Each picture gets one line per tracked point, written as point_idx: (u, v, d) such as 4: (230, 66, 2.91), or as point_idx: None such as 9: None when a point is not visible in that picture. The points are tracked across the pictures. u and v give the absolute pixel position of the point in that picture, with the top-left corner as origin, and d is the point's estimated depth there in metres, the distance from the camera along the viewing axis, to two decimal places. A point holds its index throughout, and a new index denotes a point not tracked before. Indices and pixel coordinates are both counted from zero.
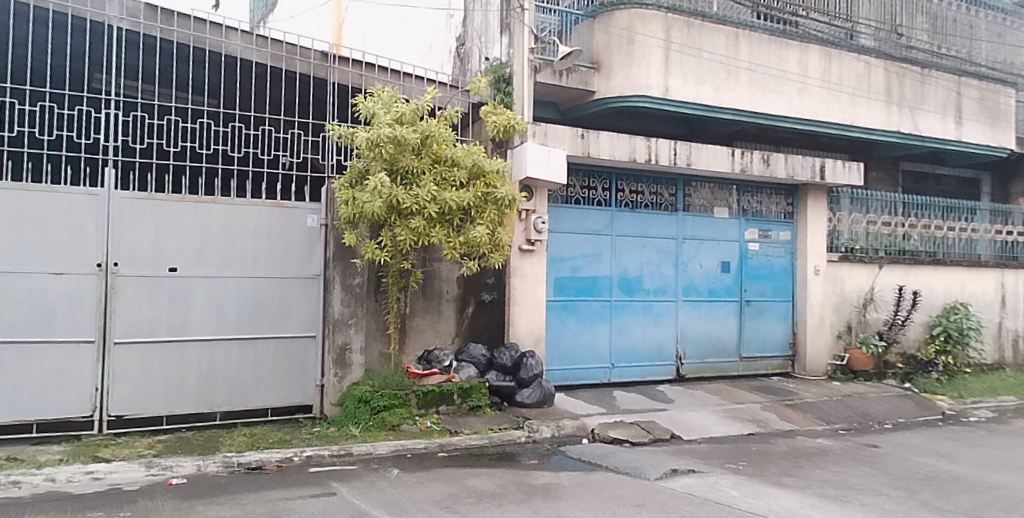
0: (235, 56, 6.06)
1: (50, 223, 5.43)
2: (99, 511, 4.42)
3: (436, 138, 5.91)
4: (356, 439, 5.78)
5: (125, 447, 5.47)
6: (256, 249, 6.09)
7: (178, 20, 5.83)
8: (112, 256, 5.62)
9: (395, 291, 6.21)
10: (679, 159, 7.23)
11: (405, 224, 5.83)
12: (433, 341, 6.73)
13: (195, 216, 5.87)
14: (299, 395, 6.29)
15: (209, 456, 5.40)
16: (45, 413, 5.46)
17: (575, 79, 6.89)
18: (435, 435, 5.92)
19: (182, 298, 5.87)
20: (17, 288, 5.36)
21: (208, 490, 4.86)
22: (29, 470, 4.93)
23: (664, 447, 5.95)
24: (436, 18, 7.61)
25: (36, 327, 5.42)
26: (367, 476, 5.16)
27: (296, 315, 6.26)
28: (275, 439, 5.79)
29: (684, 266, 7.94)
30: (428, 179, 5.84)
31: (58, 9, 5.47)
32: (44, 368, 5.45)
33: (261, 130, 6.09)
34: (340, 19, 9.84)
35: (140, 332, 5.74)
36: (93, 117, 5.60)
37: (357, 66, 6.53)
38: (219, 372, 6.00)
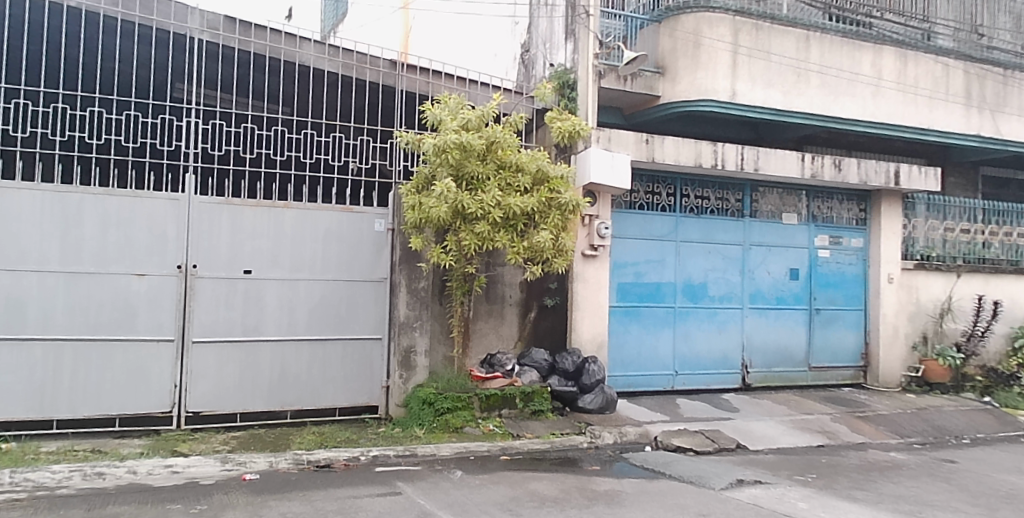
0: (308, 65, 6.28)
1: (134, 227, 5.70)
2: (178, 503, 4.62)
3: (502, 144, 5.98)
4: (420, 440, 5.87)
5: (201, 442, 5.70)
6: (326, 252, 6.26)
7: (255, 31, 6.06)
8: (191, 258, 5.86)
9: (459, 295, 6.28)
10: (747, 164, 7.12)
11: (470, 229, 5.91)
12: (496, 344, 6.79)
13: (268, 220, 6.06)
14: (365, 396, 6.43)
15: (280, 453, 5.57)
16: (128, 408, 5.73)
17: (640, 84, 6.83)
18: (497, 439, 5.96)
19: (256, 299, 6.07)
20: (103, 288, 5.64)
21: (279, 486, 5.01)
22: (113, 462, 5.19)
23: (729, 457, 5.85)
24: (503, 25, 7.62)
25: (120, 326, 5.69)
26: (431, 477, 5.24)
27: (363, 317, 6.40)
28: (343, 438, 5.93)
29: (751, 272, 7.79)
30: (493, 185, 5.91)
31: (143, 22, 5.74)
32: (127, 365, 5.71)
33: (331, 137, 6.26)
34: (408, 27, 10.03)
35: (216, 332, 5.95)
36: (175, 124, 5.82)
37: (424, 74, 6.67)
38: (290, 371, 6.18)
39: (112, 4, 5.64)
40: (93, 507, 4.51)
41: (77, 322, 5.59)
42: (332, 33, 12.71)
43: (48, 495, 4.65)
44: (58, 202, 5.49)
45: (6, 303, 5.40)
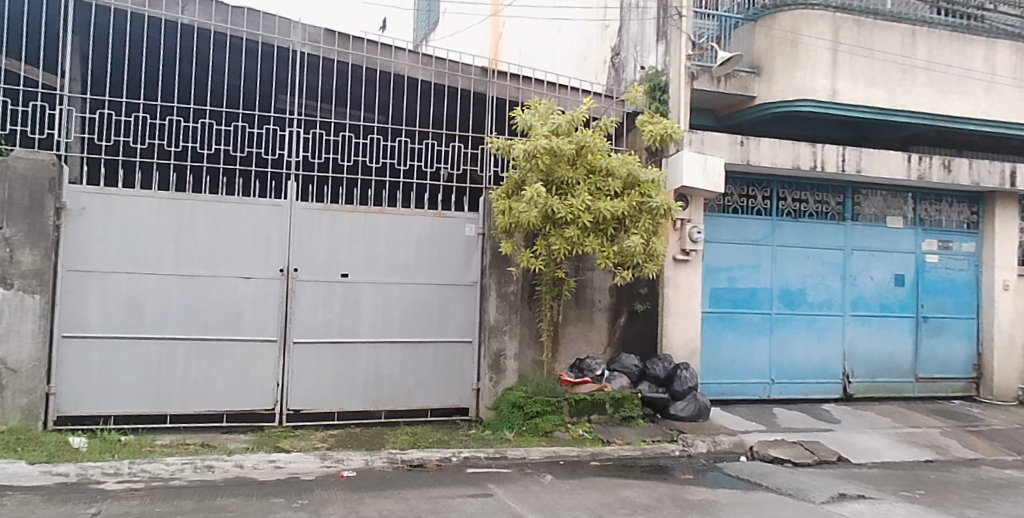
0: (402, 74, 6.36)
1: (241, 232, 5.97)
2: (281, 497, 4.82)
3: (591, 149, 5.98)
4: (511, 443, 5.91)
5: (302, 439, 5.92)
6: (419, 256, 6.39)
7: (353, 42, 6.20)
8: (293, 262, 6.09)
9: (549, 299, 6.30)
10: (848, 165, 6.87)
11: (560, 233, 5.92)
12: (586, 349, 6.75)
13: (365, 225, 6.24)
14: (456, 398, 6.52)
15: (376, 451, 5.72)
16: (234, 406, 6.00)
17: (734, 85, 6.69)
18: (587, 444, 5.94)
19: (353, 302, 6.25)
20: (213, 290, 5.94)
21: (375, 484, 5.15)
22: (221, 456, 5.46)
23: (830, 470, 5.63)
24: (592, 29, 7.59)
25: (227, 326, 5.98)
26: (522, 481, 5.27)
27: (454, 321, 6.50)
28: (435, 439, 6.04)
29: (852, 278, 7.49)
30: (583, 189, 5.92)
31: (249, 37, 5.92)
32: (233, 364, 5.99)
33: (424, 144, 6.38)
34: (498, 35, 10.15)
35: (316, 333, 6.17)
36: (278, 134, 6.04)
37: (514, 80, 6.69)
38: (385, 372, 6.34)
39: (222, 21, 5.83)
40: (203, 498, 4.76)
41: (189, 323, 5.90)
42: (424, 42, 13.05)
43: (162, 485, 4.93)
44: (172, 209, 5.82)
45: (126, 304, 5.76)
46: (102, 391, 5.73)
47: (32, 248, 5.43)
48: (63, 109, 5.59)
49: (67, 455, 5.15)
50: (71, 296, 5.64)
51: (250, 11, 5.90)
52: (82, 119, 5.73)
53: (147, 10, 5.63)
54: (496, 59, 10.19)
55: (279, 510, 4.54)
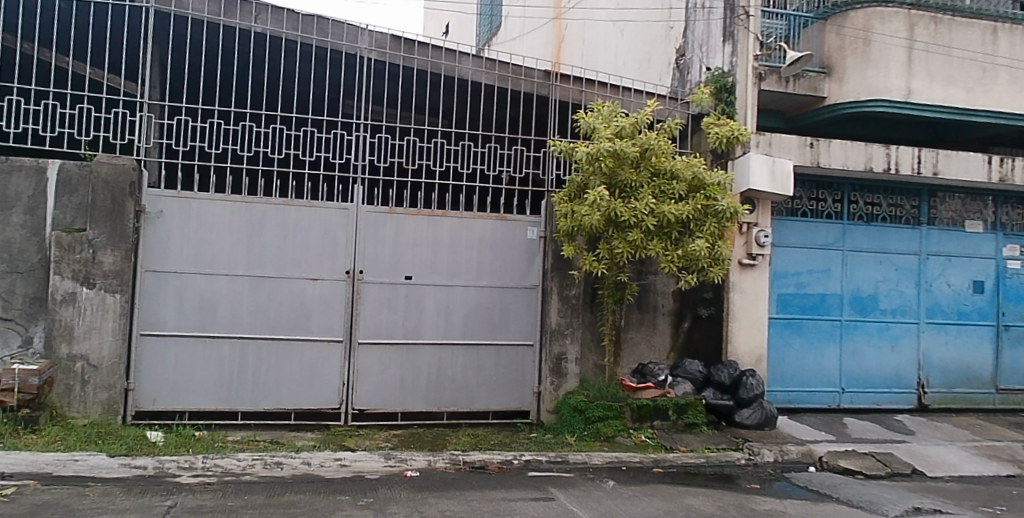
0: (466, 79, 6.39)
1: (309, 234, 6.10)
2: (347, 495, 4.90)
3: (656, 151, 5.90)
4: (573, 447, 5.88)
5: (366, 439, 6.01)
6: (481, 259, 6.42)
7: (418, 48, 6.23)
8: (358, 264, 6.19)
9: (611, 303, 6.25)
10: (924, 168, 6.67)
11: (623, 236, 5.88)
12: (649, 355, 6.67)
13: (428, 228, 6.31)
14: (517, 400, 6.53)
15: (438, 452, 5.77)
16: (301, 404, 6.14)
17: (803, 85, 6.53)
18: (650, 450, 5.87)
19: (416, 304, 6.32)
20: (282, 290, 6.08)
21: (438, 485, 5.19)
22: (289, 453, 5.58)
23: (904, 483, 5.42)
24: (655, 30, 7.51)
25: (296, 326, 6.11)
26: (584, 485, 5.23)
27: (516, 323, 6.51)
28: (496, 442, 6.06)
29: (928, 284, 7.22)
30: (647, 192, 5.86)
31: (319, 44, 6.05)
32: (301, 363, 6.12)
33: (487, 147, 6.40)
34: (561, 38, 10.15)
35: (380, 334, 6.26)
36: (346, 138, 6.15)
37: (578, 82, 6.60)
38: (447, 374, 6.39)
39: (293, 28, 5.96)
40: (272, 494, 4.88)
41: (259, 322, 6.06)
42: (485, 47, 13.18)
43: (234, 481, 5.06)
44: (244, 211, 5.98)
45: (201, 304, 5.95)
46: (178, 387, 5.93)
47: (113, 250, 5.65)
48: (142, 116, 5.79)
49: (144, 449, 5.34)
50: (149, 295, 5.85)
51: (320, 18, 6.02)
52: (160, 126, 5.92)
53: (222, 19, 5.81)
54: (558, 62, 10.20)
55: (345, 507, 4.62)
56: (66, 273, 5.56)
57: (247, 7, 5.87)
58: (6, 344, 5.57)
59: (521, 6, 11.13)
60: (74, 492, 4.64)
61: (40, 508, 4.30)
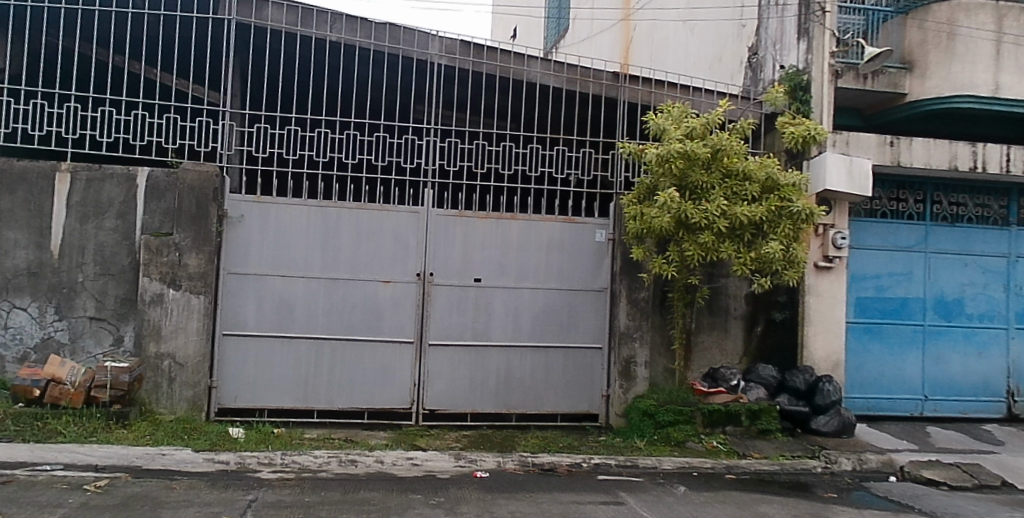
0: (534, 83, 6.41)
1: (381, 237, 6.23)
2: (418, 494, 4.98)
3: (728, 152, 5.81)
4: (642, 452, 5.84)
5: (437, 439, 6.10)
6: (549, 261, 6.44)
7: (487, 52, 6.29)
8: (429, 267, 6.29)
9: (681, 306, 6.17)
10: (1013, 166, 6.44)
11: (694, 238, 5.81)
12: (720, 359, 6.58)
13: (497, 231, 6.36)
14: (586, 403, 6.53)
15: (508, 453, 5.81)
16: (374, 404, 6.27)
17: (883, 82, 6.31)
18: (722, 456, 5.78)
19: (485, 306, 6.38)
20: (356, 292, 6.23)
21: (509, 486, 5.23)
22: (363, 451, 5.71)
23: (992, 495, 5.18)
24: (728, 28, 7.37)
25: (368, 327, 6.25)
26: (654, 490, 5.18)
27: (584, 326, 6.50)
28: (565, 444, 6.06)
29: (1018, 287, 6.89)
30: (719, 194, 5.76)
31: (391, 51, 6.18)
32: (373, 364, 6.25)
33: (556, 150, 6.40)
34: (628, 39, 10.09)
35: (450, 336, 6.34)
36: (417, 143, 6.25)
37: (647, 83, 6.55)
38: (516, 376, 6.43)
39: (365, 36, 6.11)
40: (347, 491, 5.01)
41: (334, 323, 6.21)
42: (550, 50, 13.21)
43: (311, 477, 5.22)
44: (319, 215, 6.14)
45: (279, 305, 6.14)
46: (257, 385, 6.13)
47: (198, 253, 5.88)
48: (224, 124, 5.99)
49: (227, 444, 5.55)
50: (231, 296, 6.07)
51: (392, 26, 6.15)
52: (241, 133, 6.12)
53: (299, 29, 6.01)
54: (627, 64, 10.14)
55: (417, 506, 4.69)
56: (155, 275, 5.81)
57: (323, 17, 6.06)
58: (99, 343, 5.87)
59: (590, 10, 11.13)
60: (162, 485, 4.86)
61: (131, 500, 4.52)
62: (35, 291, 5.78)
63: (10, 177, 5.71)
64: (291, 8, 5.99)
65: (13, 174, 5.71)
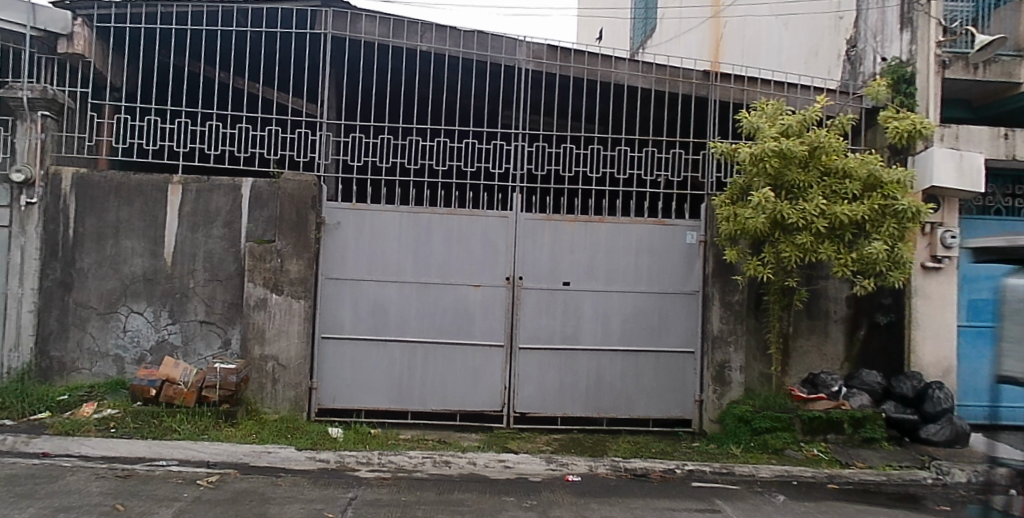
0: (622, 84, 6.36)
1: (471, 242, 6.32)
2: (511, 496, 4.99)
3: (826, 149, 5.59)
4: (738, 459, 5.70)
5: (528, 442, 6.13)
6: (639, 264, 6.37)
7: (574, 56, 6.28)
8: (518, 270, 6.33)
9: (777, 309, 5.99)
10: None
11: (790, 239, 5.60)
12: (819, 364, 6.36)
13: (586, 235, 6.34)
14: (679, 409, 6.44)
15: (599, 458, 5.78)
16: (466, 407, 6.36)
17: (996, 71, 6.01)
18: (824, 465, 5.57)
19: (574, 309, 6.37)
20: (447, 296, 6.33)
21: (601, 491, 5.18)
22: (457, 452, 5.80)
23: None
24: (824, 21, 7.14)
25: (459, 331, 6.35)
26: (752, 498, 5.03)
27: (675, 329, 6.41)
28: (658, 450, 5.99)
29: None
30: (817, 193, 5.55)
31: (478, 59, 6.26)
32: (465, 366, 6.35)
33: (644, 152, 6.33)
34: (717, 36, 9.91)
35: (540, 339, 6.36)
36: (505, 148, 6.28)
37: (740, 81, 6.38)
38: (606, 380, 6.39)
39: (454, 45, 6.23)
40: (441, 491, 5.08)
41: (427, 326, 6.33)
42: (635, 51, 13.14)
43: (407, 477, 5.33)
44: (411, 221, 6.28)
45: (374, 309, 6.31)
46: (355, 387, 6.33)
47: (298, 259, 6.11)
48: (321, 135, 6.20)
49: (327, 443, 5.74)
50: (328, 301, 6.28)
51: (480, 33, 6.22)
52: (337, 143, 6.32)
53: (390, 40, 6.18)
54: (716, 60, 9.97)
55: (511, 508, 4.72)
56: (259, 281, 6.07)
57: (413, 27, 6.20)
58: (209, 345, 6.16)
59: (677, 7, 10.91)
60: (268, 481, 5.07)
61: (240, 495, 4.73)
62: (150, 296, 6.11)
63: (128, 189, 6.07)
64: (384, 20, 6.15)
65: (130, 187, 6.07)
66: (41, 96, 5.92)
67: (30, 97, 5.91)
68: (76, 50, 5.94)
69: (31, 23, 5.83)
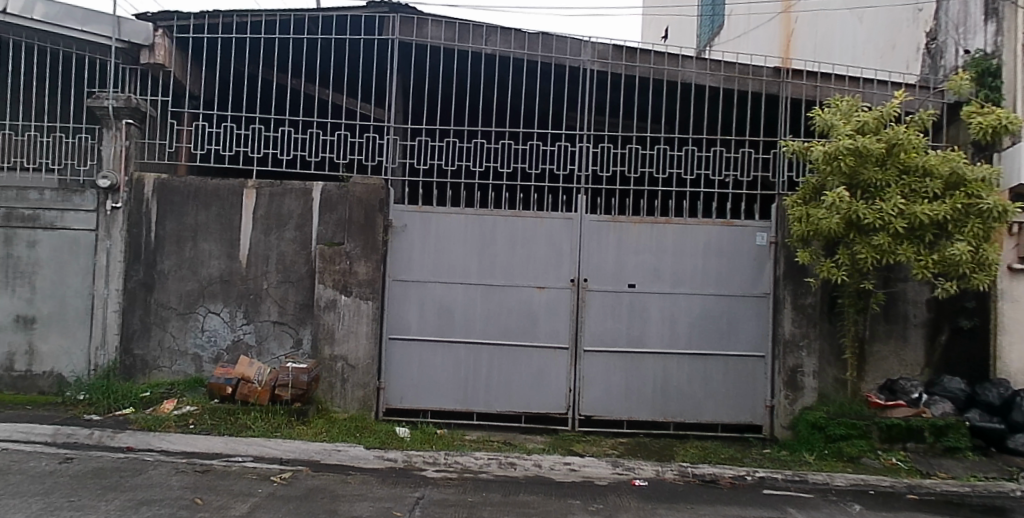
0: (689, 83, 6.26)
1: (536, 244, 6.32)
2: (577, 500, 4.95)
3: (905, 146, 5.36)
4: (811, 467, 5.53)
5: (593, 445, 6.09)
6: (707, 266, 6.27)
7: (640, 56, 6.23)
8: (582, 272, 6.30)
9: (853, 313, 5.80)
10: None
11: (866, 240, 5.40)
12: (897, 370, 6.15)
13: (652, 236, 6.27)
14: (748, 414, 6.31)
15: (666, 463, 5.69)
16: (531, 409, 6.36)
17: None
18: (903, 474, 5.37)
19: (640, 312, 6.31)
20: (511, 298, 6.35)
21: (669, 496, 5.09)
22: (522, 454, 5.80)
23: None
24: (901, 14, 6.98)
25: (524, 333, 6.35)
26: (826, 507, 4.86)
27: (745, 333, 6.28)
28: (727, 456, 5.87)
29: None
30: (895, 192, 5.33)
31: (543, 61, 6.26)
32: (529, 368, 6.35)
33: (713, 151, 6.23)
34: (783, 33, 9.76)
35: (605, 342, 6.32)
36: (570, 150, 6.28)
37: (812, 78, 6.22)
38: (673, 383, 6.31)
39: (519, 47, 6.24)
40: (508, 493, 5.08)
41: (492, 328, 6.36)
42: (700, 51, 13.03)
43: (473, 478, 5.35)
44: (476, 223, 6.33)
45: (440, 311, 6.37)
46: (422, 387, 6.41)
47: (366, 260, 6.21)
48: (388, 139, 6.31)
49: (395, 443, 5.82)
50: (396, 302, 6.38)
51: (545, 35, 6.23)
52: (403, 147, 6.41)
53: (456, 44, 6.24)
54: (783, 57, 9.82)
55: (577, 512, 4.68)
56: (329, 282, 6.20)
57: (479, 31, 6.26)
58: (282, 345, 6.33)
59: (746, 3, 10.65)
60: (338, 479, 5.16)
61: (312, 492, 4.83)
62: (226, 297, 6.31)
63: (206, 194, 6.28)
64: (449, 25, 6.23)
65: (208, 192, 6.28)
66: (125, 105, 6.20)
67: (115, 106, 6.19)
68: (157, 60, 6.20)
69: (116, 36, 6.10)
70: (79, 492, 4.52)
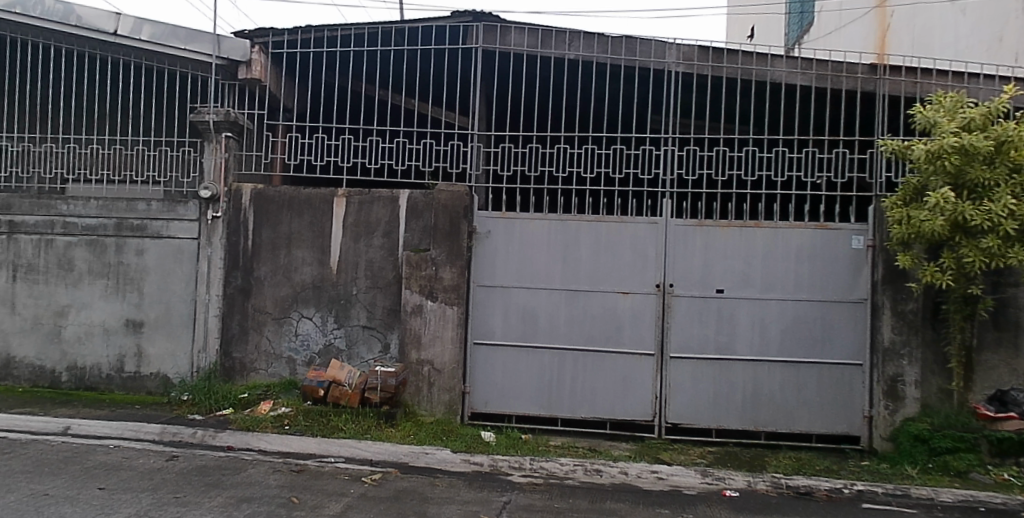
0: (779, 81, 6.10)
1: (621, 249, 6.27)
2: (667, 509, 4.87)
3: (1017, 143, 5.05)
4: (915, 481, 5.28)
5: (681, 453, 5.99)
6: (799, 271, 6.09)
7: (727, 56, 6.12)
8: (668, 277, 6.21)
9: (959, 320, 5.50)
10: None
11: (974, 243, 5.11)
12: (1009, 380, 5.78)
13: (741, 240, 6.13)
14: (845, 425, 6.09)
15: (759, 474, 5.53)
16: (617, 415, 6.32)
17: None
18: (1017, 491, 5.07)
19: (728, 318, 6.17)
20: (596, 303, 6.32)
21: (762, 507, 4.94)
22: (609, 461, 5.75)
23: None
24: (1010, 3, 6.61)
25: (609, 339, 6.31)
26: None
27: (840, 340, 6.07)
28: (823, 467, 5.67)
29: None
30: (1006, 192, 5.02)
31: (626, 64, 6.24)
32: (615, 374, 6.31)
33: (805, 152, 6.07)
34: (875, 28, 9.40)
35: (692, 348, 6.21)
36: (654, 153, 6.24)
37: (912, 74, 5.97)
38: (764, 391, 6.15)
39: (602, 51, 6.23)
40: (595, 500, 5.04)
41: (576, 334, 6.35)
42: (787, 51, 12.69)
43: (559, 483, 5.34)
44: (560, 229, 6.33)
45: (524, 316, 6.40)
46: (506, 392, 6.45)
47: (451, 266, 6.28)
48: (472, 146, 6.39)
49: (481, 447, 5.87)
50: (480, 308, 6.44)
51: (628, 38, 6.19)
52: (486, 153, 6.49)
53: (539, 50, 6.25)
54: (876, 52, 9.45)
55: None
56: (415, 288, 6.31)
57: (562, 36, 6.26)
58: (370, 349, 6.50)
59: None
60: (428, 481, 5.24)
61: (403, 494, 4.92)
62: (319, 302, 6.52)
63: (299, 203, 6.51)
64: (532, 31, 6.23)
65: (300, 200, 6.51)
66: (224, 119, 6.53)
67: (215, 120, 6.53)
68: (254, 75, 6.52)
69: (216, 53, 6.41)
70: (186, 488, 4.75)
